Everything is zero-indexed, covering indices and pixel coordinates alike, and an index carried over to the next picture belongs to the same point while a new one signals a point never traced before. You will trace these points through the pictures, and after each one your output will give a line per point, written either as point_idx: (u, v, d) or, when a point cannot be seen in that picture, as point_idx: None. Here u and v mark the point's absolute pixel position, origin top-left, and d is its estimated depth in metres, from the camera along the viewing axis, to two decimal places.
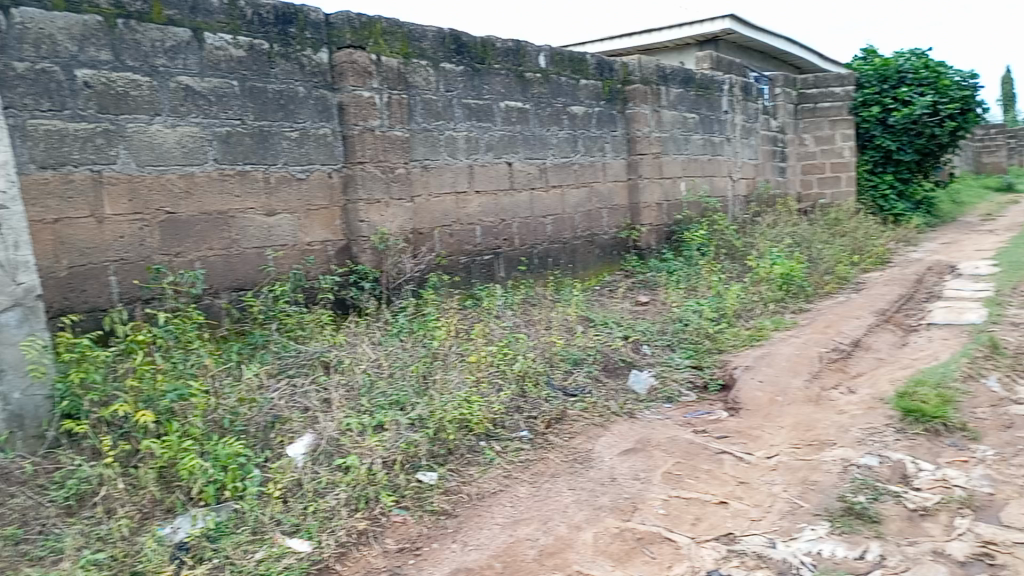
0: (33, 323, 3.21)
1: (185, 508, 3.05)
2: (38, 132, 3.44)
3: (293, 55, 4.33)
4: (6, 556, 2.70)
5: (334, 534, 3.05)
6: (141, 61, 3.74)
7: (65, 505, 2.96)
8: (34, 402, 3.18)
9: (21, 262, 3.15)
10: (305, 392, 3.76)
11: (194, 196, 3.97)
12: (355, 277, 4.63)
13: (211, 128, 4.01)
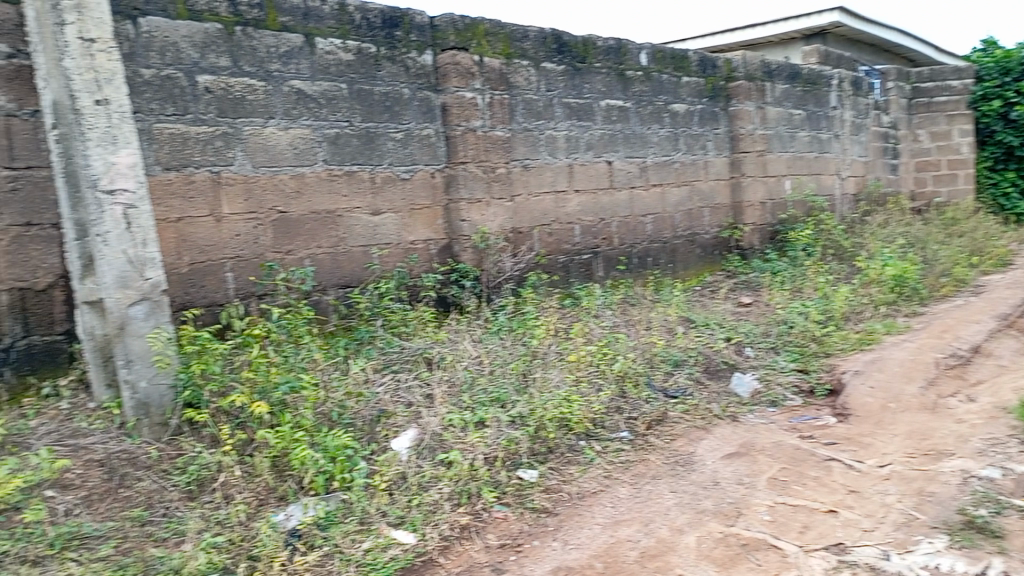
0: (159, 316, 3.38)
1: (296, 496, 3.17)
2: (164, 135, 3.63)
3: (398, 57, 4.43)
4: (134, 536, 2.86)
5: (437, 527, 3.11)
6: (257, 66, 3.90)
7: (187, 490, 3.12)
8: (159, 391, 3.36)
9: (148, 259, 3.33)
10: (409, 387, 3.84)
11: (304, 196, 4.11)
12: (456, 276, 4.69)
13: (321, 130, 4.14)
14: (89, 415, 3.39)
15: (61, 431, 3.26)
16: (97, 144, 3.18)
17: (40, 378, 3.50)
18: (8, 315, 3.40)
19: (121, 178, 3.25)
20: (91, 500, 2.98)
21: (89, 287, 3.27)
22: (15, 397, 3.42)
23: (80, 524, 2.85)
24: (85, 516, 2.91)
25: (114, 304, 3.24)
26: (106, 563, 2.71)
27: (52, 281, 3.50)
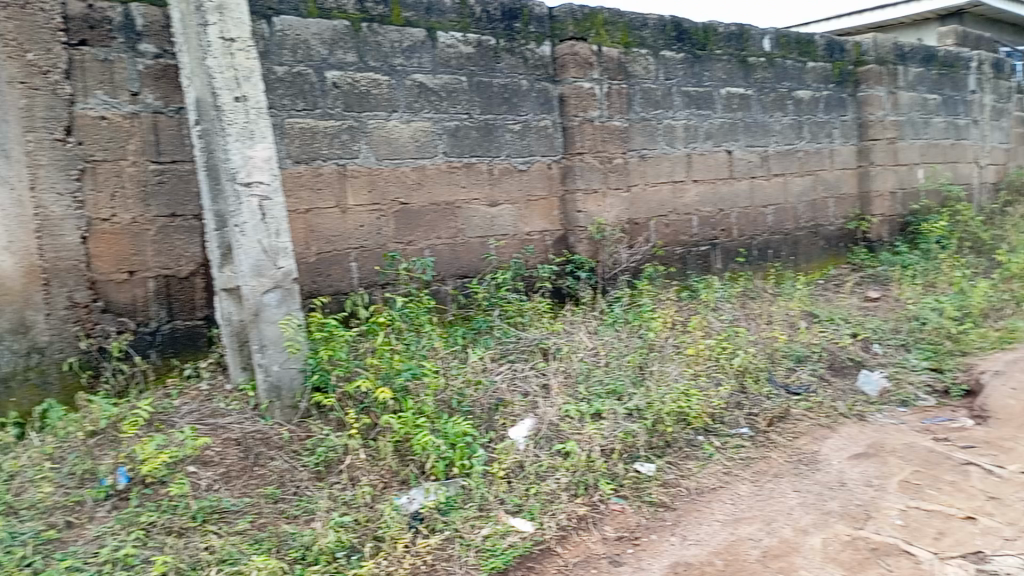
0: (290, 304, 3.53)
1: (417, 481, 3.25)
2: (294, 129, 3.78)
3: (517, 49, 4.46)
4: (268, 512, 3.01)
5: (555, 517, 3.12)
6: (381, 61, 4.00)
7: (316, 470, 3.24)
8: (289, 374, 3.51)
9: (281, 249, 3.48)
10: (526, 377, 3.88)
11: (425, 187, 4.19)
12: (571, 267, 4.69)
13: (441, 123, 4.22)
14: (226, 396, 3.58)
15: (202, 411, 3.46)
16: (235, 138, 3.35)
17: (182, 360, 3.72)
18: (155, 301, 3.63)
19: (257, 171, 3.40)
20: (229, 476, 3.15)
21: (227, 275, 3.45)
22: (160, 376, 3.66)
23: (219, 498, 3.02)
24: (224, 491, 3.08)
25: (250, 291, 3.40)
26: (243, 537, 2.86)
27: (194, 269, 3.71)
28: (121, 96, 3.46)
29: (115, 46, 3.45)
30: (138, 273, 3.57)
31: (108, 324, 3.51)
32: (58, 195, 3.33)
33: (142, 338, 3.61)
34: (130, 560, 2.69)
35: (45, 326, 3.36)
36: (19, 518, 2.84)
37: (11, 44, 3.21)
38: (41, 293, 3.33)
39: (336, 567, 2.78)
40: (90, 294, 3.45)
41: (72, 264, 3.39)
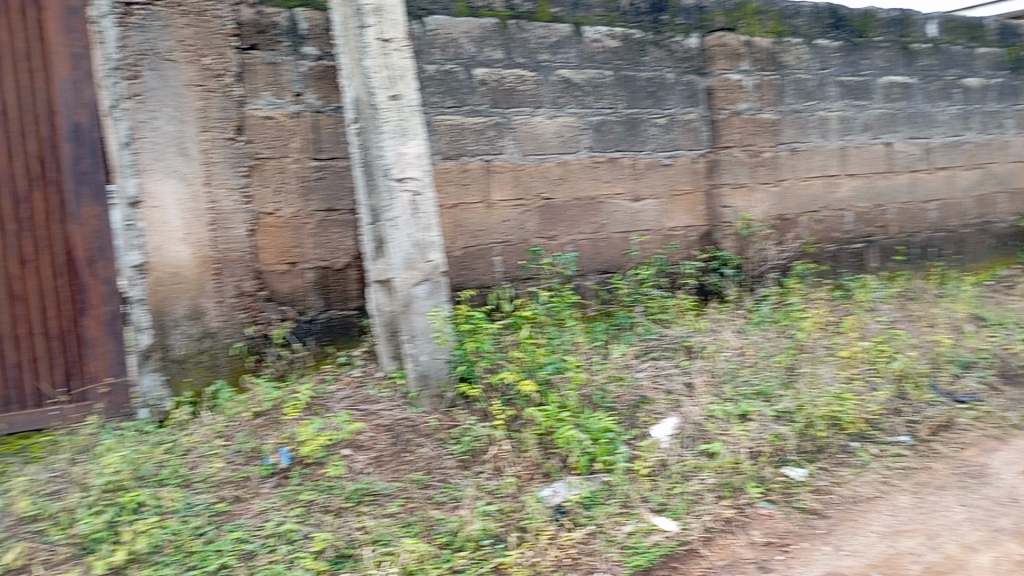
0: (438, 296, 3.62)
1: (560, 474, 3.27)
2: (443, 126, 3.87)
3: (664, 42, 4.40)
4: (417, 497, 3.10)
5: (700, 518, 3.06)
6: (528, 58, 4.04)
7: (462, 459, 3.32)
8: (437, 364, 3.59)
9: (430, 243, 3.57)
10: (669, 375, 3.82)
11: (568, 182, 4.21)
12: (716, 264, 4.59)
13: (586, 118, 4.21)
14: (378, 383, 3.72)
15: (354, 397, 3.62)
16: (390, 136, 3.45)
17: (337, 348, 3.90)
18: (312, 291, 3.82)
19: (409, 167, 3.50)
20: (380, 460, 3.28)
21: (380, 268, 3.57)
22: (317, 362, 3.84)
23: (371, 481, 3.14)
24: (375, 474, 3.20)
25: (401, 283, 3.52)
26: (394, 520, 2.97)
27: (348, 261, 3.88)
28: (286, 97, 3.66)
29: (281, 49, 3.65)
30: (298, 265, 3.77)
31: (271, 312, 3.73)
32: (228, 190, 3.56)
33: (301, 326, 3.81)
34: (292, 535, 2.86)
35: (216, 313, 3.60)
36: (193, 490, 3.06)
37: (189, 50, 3.44)
38: (212, 282, 3.58)
39: (482, 554, 2.83)
40: (255, 283, 3.68)
41: (240, 255, 3.62)
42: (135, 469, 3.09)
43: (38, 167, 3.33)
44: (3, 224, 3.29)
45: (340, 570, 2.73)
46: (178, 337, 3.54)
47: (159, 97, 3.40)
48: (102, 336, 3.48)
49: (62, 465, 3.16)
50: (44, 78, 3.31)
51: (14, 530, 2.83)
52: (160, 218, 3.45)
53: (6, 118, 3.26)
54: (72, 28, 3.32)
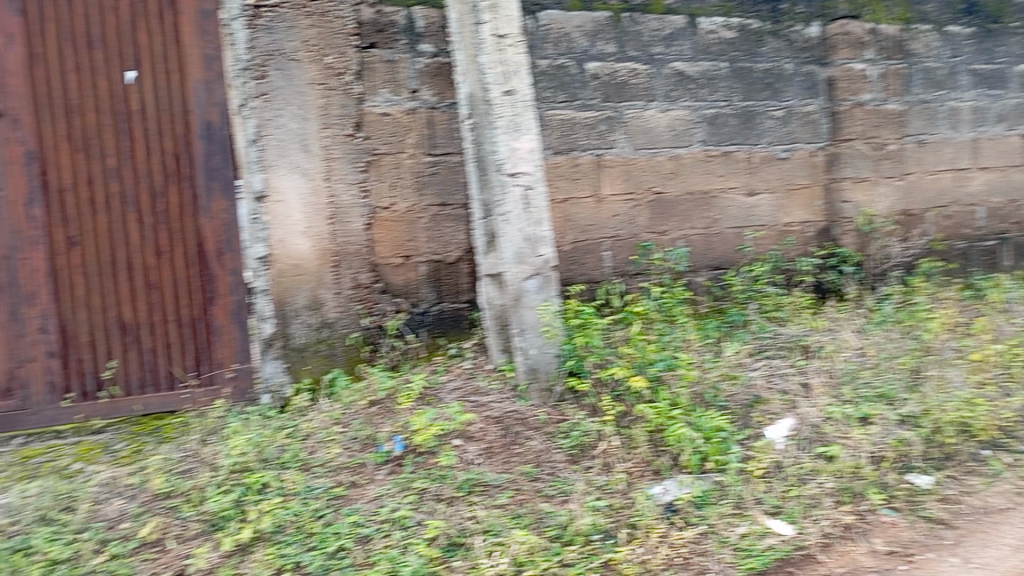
0: (548, 291, 3.59)
1: (671, 472, 3.23)
2: (554, 121, 3.87)
3: (783, 31, 4.27)
4: (526, 489, 3.13)
5: (818, 523, 2.95)
6: (641, 50, 4.00)
7: (571, 453, 3.32)
8: (546, 359, 3.58)
9: (541, 237, 3.55)
10: (784, 374, 3.72)
11: (680, 176, 4.14)
12: (835, 261, 4.44)
13: (699, 111, 4.14)
14: (487, 375, 3.76)
15: (465, 388, 3.68)
16: (503, 131, 3.46)
17: (448, 340, 3.97)
18: (425, 284, 3.90)
19: (522, 162, 3.50)
20: (490, 452, 3.32)
21: (491, 261, 3.62)
22: (429, 354, 3.92)
23: (482, 472, 3.19)
24: (486, 465, 3.24)
25: (511, 278, 3.53)
26: (504, 511, 3.00)
27: (460, 255, 3.94)
28: (402, 94, 3.74)
29: (399, 47, 3.72)
30: (412, 258, 3.85)
31: (385, 304, 3.82)
32: (347, 185, 3.68)
33: (413, 317, 3.90)
34: (406, 522, 2.92)
35: (334, 304, 3.72)
36: (313, 474, 3.17)
37: (313, 49, 3.57)
38: (331, 274, 3.70)
39: (591, 549, 2.82)
40: (371, 276, 3.78)
41: (357, 248, 3.73)
42: (259, 452, 3.24)
43: (173, 163, 3.51)
44: (141, 217, 3.49)
45: (452, 558, 2.77)
46: (298, 326, 3.69)
47: (284, 96, 3.55)
48: (229, 324, 3.66)
49: (192, 445, 3.35)
50: (179, 78, 3.49)
51: (150, 505, 3.01)
52: (283, 212, 3.59)
53: (145, 117, 3.46)
54: (205, 31, 3.49)
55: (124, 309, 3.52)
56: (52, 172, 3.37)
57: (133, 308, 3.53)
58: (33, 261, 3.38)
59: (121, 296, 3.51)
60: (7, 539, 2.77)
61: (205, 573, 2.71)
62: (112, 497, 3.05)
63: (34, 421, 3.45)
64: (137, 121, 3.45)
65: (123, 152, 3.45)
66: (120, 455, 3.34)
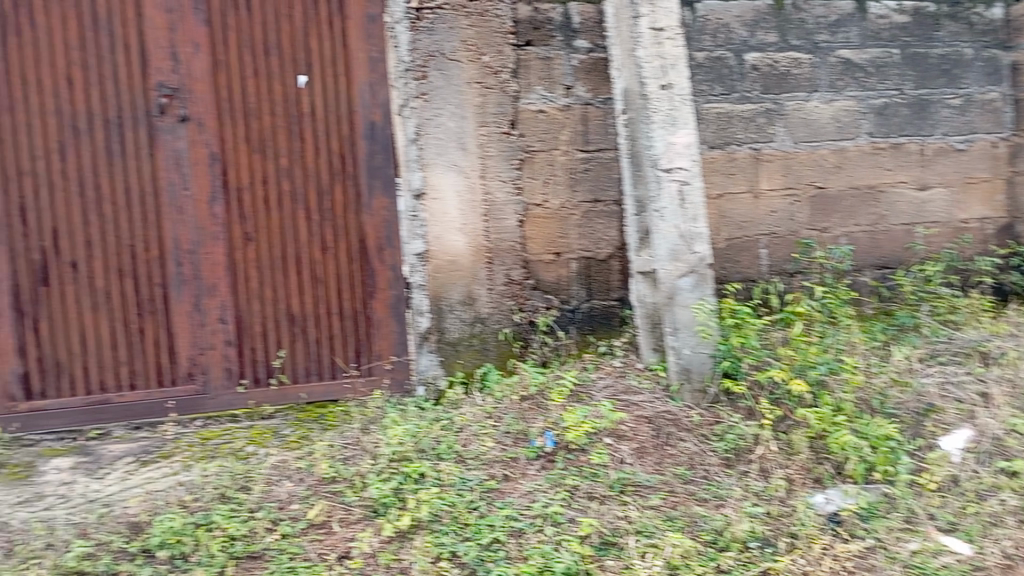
0: (704, 289, 3.49)
1: (834, 481, 3.09)
2: (710, 115, 3.76)
3: (962, 14, 4.03)
4: (679, 492, 3.07)
5: (1000, 543, 2.72)
6: (804, 39, 3.85)
7: (725, 457, 3.24)
8: (700, 358, 3.49)
9: (697, 234, 3.46)
10: (960, 383, 3.46)
11: (844, 170, 3.94)
12: (1018, 260, 4.13)
13: (867, 100, 3.93)
14: (639, 373, 3.72)
15: (616, 386, 3.65)
16: (659, 125, 3.40)
17: (597, 337, 3.96)
18: (576, 280, 3.90)
19: (678, 157, 3.42)
20: (642, 452, 3.28)
21: (644, 258, 3.60)
22: (579, 351, 3.92)
23: (634, 472, 3.16)
24: (638, 465, 3.20)
25: (665, 275, 3.46)
26: (657, 512, 2.96)
27: (611, 252, 3.91)
28: (557, 91, 3.75)
29: (554, 44, 3.74)
30: (563, 255, 3.86)
31: (537, 300, 3.86)
32: (502, 182, 3.72)
33: (564, 314, 3.91)
34: (558, 518, 2.94)
35: (487, 299, 3.79)
36: (468, 466, 3.24)
37: (471, 49, 3.63)
38: (485, 270, 3.76)
39: (749, 557, 2.74)
40: (523, 272, 3.82)
41: (511, 245, 3.78)
42: (416, 442, 3.35)
43: (339, 162, 3.68)
44: (309, 214, 3.68)
45: (605, 557, 2.76)
46: (453, 321, 3.78)
47: (443, 96, 3.63)
48: (387, 318, 3.79)
49: (353, 433, 3.50)
50: (346, 81, 3.64)
51: (317, 488, 3.16)
52: (441, 209, 3.69)
53: (315, 119, 3.64)
54: (370, 35, 3.63)
55: (293, 301, 3.72)
56: (232, 172, 3.60)
57: (301, 300, 3.72)
58: (213, 256, 3.62)
59: (290, 289, 3.71)
60: (191, 513, 2.98)
61: (367, 557, 2.82)
62: (283, 479, 3.23)
63: (213, 405, 3.69)
64: (307, 122, 3.63)
65: (294, 152, 3.64)
66: (288, 440, 3.53)
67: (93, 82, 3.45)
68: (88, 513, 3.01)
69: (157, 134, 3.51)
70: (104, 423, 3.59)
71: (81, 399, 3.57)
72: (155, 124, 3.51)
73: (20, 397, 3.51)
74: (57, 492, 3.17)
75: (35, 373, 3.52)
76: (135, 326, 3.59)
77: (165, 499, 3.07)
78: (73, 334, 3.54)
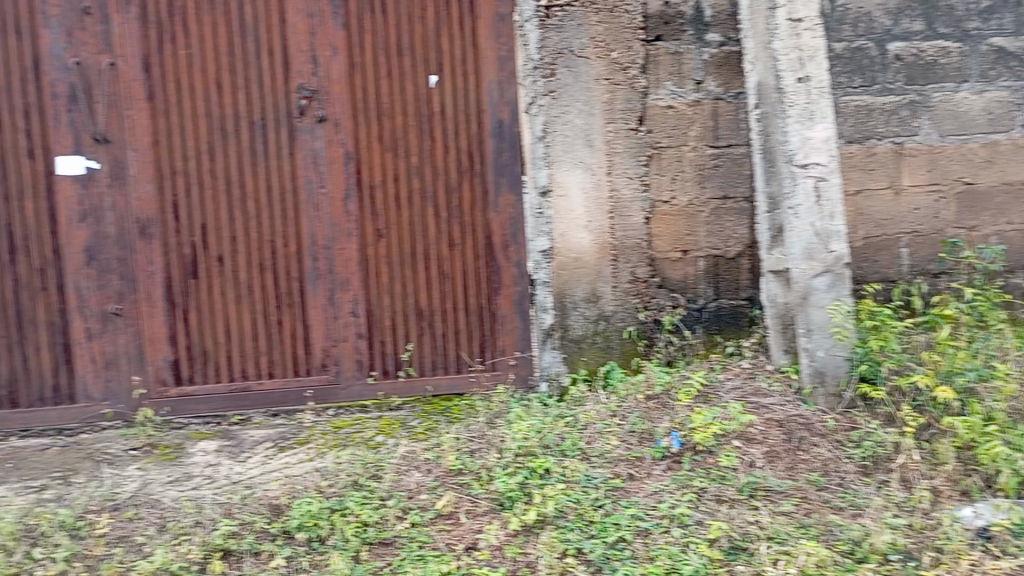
0: (841, 288, 3.34)
1: (982, 494, 2.91)
2: (850, 107, 3.62)
3: None
4: (813, 499, 2.96)
5: None
6: (953, 27, 3.66)
7: (862, 464, 3.10)
8: (835, 361, 3.34)
9: (835, 232, 3.31)
10: None
11: (995, 165, 3.73)
12: None
13: (1021, 91, 3.72)
14: (768, 375, 3.62)
15: (745, 388, 3.56)
16: (795, 120, 3.30)
17: (725, 337, 3.88)
18: (703, 279, 3.82)
19: (815, 152, 3.29)
20: (773, 456, 3.18)
21: (776, 257, 3.49)
22: (706, 351, 3.86)
23: (764, 476, 3.07)
24: (769, 470, 3.11)
25: (799, 274, 3.33)
26: (789, 519, 2.86)
27: (741, 250, 3.81)
28: (687, 86, 3.69)
29: (685, 38, 3.68)
30: (691, 252, 3.79)
31: (662, 299, 3.81)
32: (629, 179, 3.70)
33: (690, 313, 3.84)
34: (686, 519, 2.89)
35: (612, 297, 3.77)
36: (592, 464, 3.23)
37: (600, 45, 3.62)
38: (610, 267, 3.74)
39: (890, 569, 2.62)
40: (649, 270, 3.78)
41: (637, 242, 3.74)
42: (541, 437, 3.37)
43: (467, 160, 3.75)
44: (438, 211, 3.76)
45: (735, 561, 2.70)
46: (576, 318, 3.77)
47: (571, 93, 3.63)
48: (511, 314, 3.84)
49: (479, 426, 3.55)
50: (476, 80, 3.71)
51: (444, 479, 3.23)
52: (566, 206, 3.69)
53: (445, 118, 3.72)
54: (500, 33, 3.69)
55: (421, 296, 3.81)
56: (365, 170, 3.72)
57: (428, 295, 3.81)
58: (347, 251, 3.75)
59: (418, 285, 3.80)
60: (326, 498, 3.10)
61: (494, 549, 2.85)
62: (411, 469, 3.30)
63: (344, 395, 3.83)
64: (437, 121, 3.72)
65: (424, 150, 3.73)
66: (416, 431, 3.62)
67: (240, 85, 3.63)
68: (232, 494, 3.18)
69: (297, 134, 3.67)
70: (246, 409, 3.79)
71: (224, 386, 3.77)
72: (296, 125, 3.67)
73: (170, 382, 3.74)
74: (204, 473, 3.36)
75: (184, 361, 3.74)
76: (274, 318, 3.76)
77: (303, 484, 3.21)
78: (219, 324, 3.74)
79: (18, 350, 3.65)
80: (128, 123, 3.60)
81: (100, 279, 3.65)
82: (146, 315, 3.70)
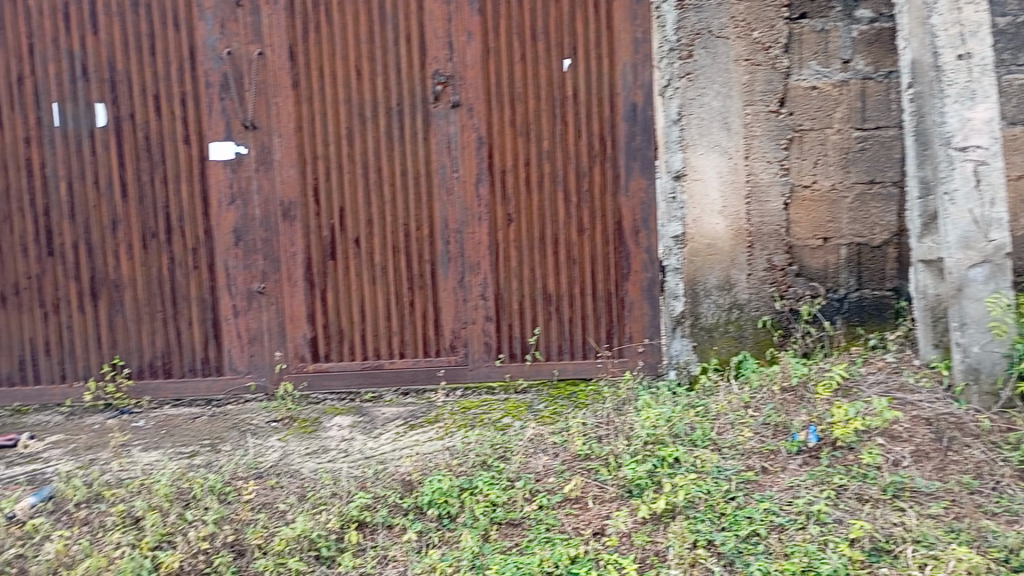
0: (1001, 280, 3.10)
1: None
2: (1013, 86, 3.37)
3: None
4: (965, 503, 2.78)
5: None
6: None
7: (1020, 468, 2.89)
8: (992, 358, 3.12)
9: (995, 220, 3.08)
10: None
11: None
12: None
13: None
14: (916, 371, 3.42)
15: (889, 383, 3.39)
16: (953, 100, 3.11)
17: (867, 330, 3.70)
18: (845, 268, 3.66)
19: (976, 135, 3.09)
20: (919, 456, 3.01)
21: (927, 246, 3.33)
22: (846, 343, 3.69)
23: (910, 476, 2.91)
24: (915, 470, 2.95)
25: (953, 265, 3.12)
26: (938, 522, 2.69)
27: (888, 238, 3.62)
28: (833, 65, 3.52)
29: (833, 15, 3.51)
30: (832, 240, 3.63)
31: (800, 288, 3.67)
32: (767, 163, 3.57)
33: (830, 303, 3.69)
34: (824, 517, 2.77)
35: (746, 285, 3.65)
36: (723, 455, 3.16)
37: (741, 25, 3.48)
38: (745, 253, 3.62)
39: None
40: (786, 257, 3.64)
41: (774, 229, 3.61)
42: (671, 426, 3.31)
43: (599, 143, 3.74)
44: (568, 195, 3.77)
45: (878, 564, 2.56)
46: (708, 306, 3.68)
47: (709, 74, 3.53)
48: (640, 300, 3.83)
49: (606, 413, 3.53)
50: (609, 63, 3.70)
51: (571, 464, 3.23)
52: (700, 191, 3.60)
53: (577, 101, 3.72)
54: (635, 16, 3.67)
55: (549, 281, 3.83)
56: (497, 154, 3.75)
57: (556, 280, 3.83)
58: (477, 235, 3.80)
59: (547, 269, 3.82)
60: (456, 476, 3.15)
61: (622, 535, 2.82)
62: (539, 452, 3.33)
63: (472, 376, 3.89)
64: (570, 104, 3.72)
65: (556, 134, 3.74)
66: (542, 414, 3.63)
67: (379, 72, 3.73)
68: (366, 468, 3.28)
69: (432, 120, 3.74)
70: (378, 387, 3.92)
71: (358, 363, 3.90)
72: (430, 111, 3.74)
73: (309, 358, 3.90)
74: (339, 447, 3.48)
75: (321, 339, 3.89)
76: (406, 299, 3.86)
77: (434, 461, 3.28)
78: (355, 304, 3.87)
79: (172, 324, 3.90)
80: (274, 109, 3.76)
81: (247, 259, 3.84)
82: (287, 293, 3.86)
